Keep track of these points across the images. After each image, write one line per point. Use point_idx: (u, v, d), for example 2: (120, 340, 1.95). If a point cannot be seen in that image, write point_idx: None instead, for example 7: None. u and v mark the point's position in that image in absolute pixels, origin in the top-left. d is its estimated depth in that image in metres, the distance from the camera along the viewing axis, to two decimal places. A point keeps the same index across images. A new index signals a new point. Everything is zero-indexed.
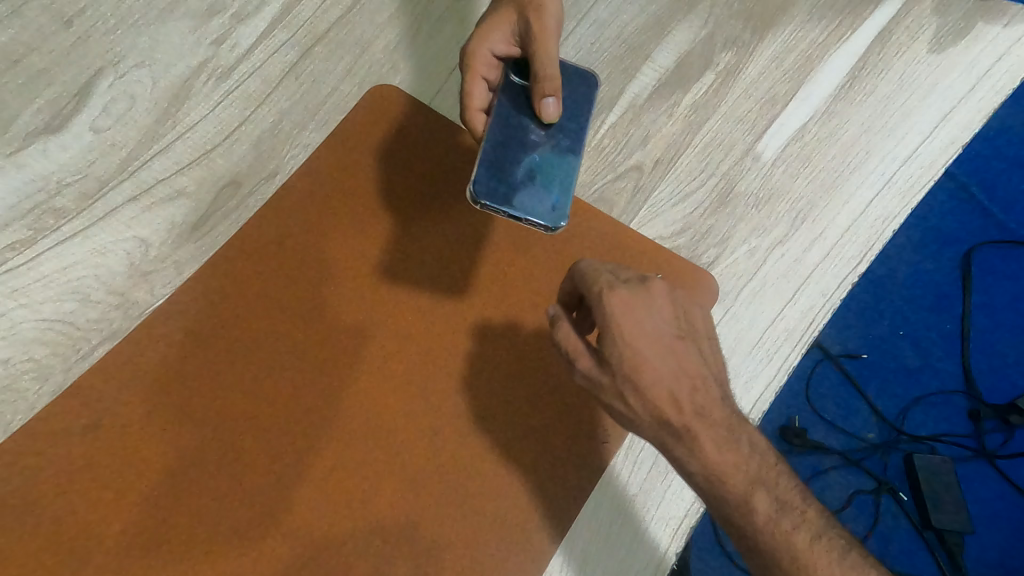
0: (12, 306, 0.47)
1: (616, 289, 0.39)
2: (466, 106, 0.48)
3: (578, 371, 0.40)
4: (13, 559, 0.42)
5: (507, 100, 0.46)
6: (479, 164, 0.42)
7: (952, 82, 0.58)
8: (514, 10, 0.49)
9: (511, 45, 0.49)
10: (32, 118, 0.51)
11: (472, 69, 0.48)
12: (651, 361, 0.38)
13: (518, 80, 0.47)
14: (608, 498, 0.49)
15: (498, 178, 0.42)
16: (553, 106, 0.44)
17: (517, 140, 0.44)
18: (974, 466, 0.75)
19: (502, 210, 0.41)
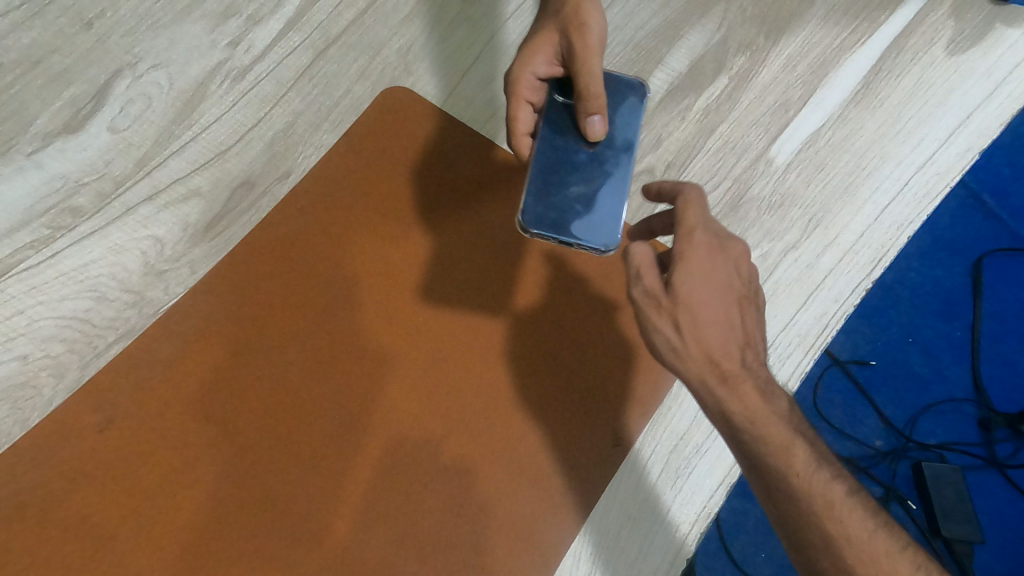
0: (31, 303, 0.48)
1: (705, 233, 0.40)
2: (512, 132, 0.48)
3: (639, 285, 0.40)
4: (38, 551, 0.43)
5: (552, 122, 0.46)
6: (527, 192, 0.44)
7: (969, 88, 0.57)
8: (555, 29, 0.49)
9: (553, 65, 0.49)
10: (52, 118, 0.52)
11: (517, 95, 0.48)
12: (714, 302, 0.39)
13: (563, 101, 0.48)
14: (617, 501, 0.48)
15: (546, 204, 0.43)
16: (600, 124, 0.45)
17: (564, 164, 0.45)
18: (983, 475, 0.75)
19: (553, 237, 0.42)
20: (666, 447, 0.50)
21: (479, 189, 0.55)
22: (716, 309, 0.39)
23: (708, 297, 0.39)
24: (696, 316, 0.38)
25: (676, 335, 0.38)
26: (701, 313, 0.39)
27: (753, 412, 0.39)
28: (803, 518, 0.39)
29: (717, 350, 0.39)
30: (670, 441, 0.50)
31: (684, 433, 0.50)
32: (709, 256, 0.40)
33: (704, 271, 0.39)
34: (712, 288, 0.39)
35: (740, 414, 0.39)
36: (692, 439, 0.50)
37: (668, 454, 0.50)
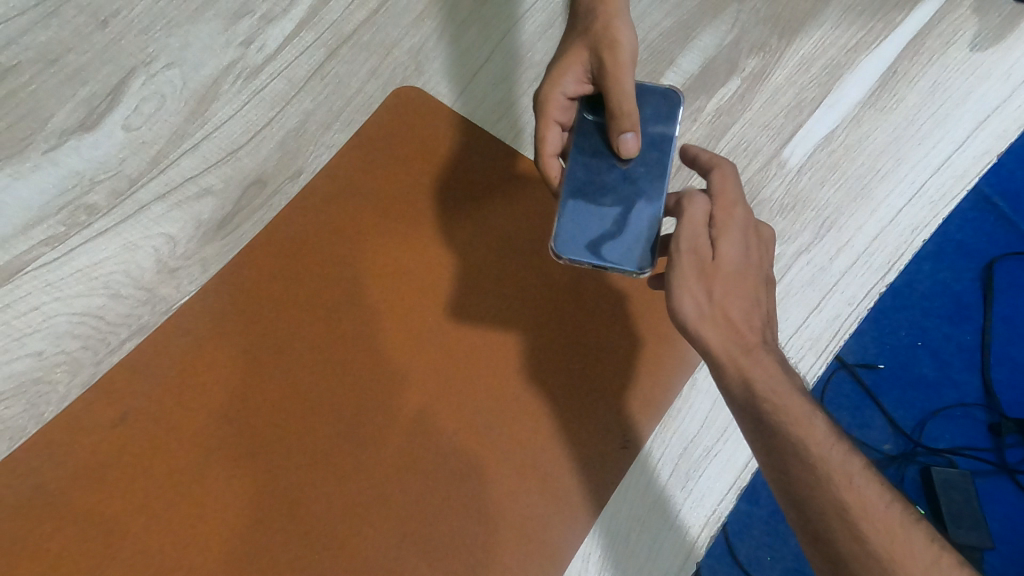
0: (47, 299, 0.48)
1: (744, 210, 0.42)
2: (541, 152, 0.48)
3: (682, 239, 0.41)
4: (53, 544, 0.43)
5: (584, 143, 0.47)
6: (560, 219, 0.45)
7: (987, 91, 0.57)
8: (586, 46, 0.48)
9: (583, 83, 0.48)
10: (67, 116, 0.52)
11: (546, 115, 0.48)
12: (744, 273, 0.41)
13: (595, 120, 0.48)
14: (627, 504, 0.48)
15: (579, 228, 0.45)
16: (633, 141, 0.45)
17: (597, 185, 0.46)
18: (993, 481, 0.73)
19: (587, 261, 0.43)
20: (676, 449, 0.50)
21: (490, 189, 0.55)
22: (746, 279, 0.41)
23: (739, 265, 0.41)
24: (726, 283, 0.40)
25: (706, 297, 0.40)
26: (731, 282, 0.40)
27: (772, 402, 0.38)
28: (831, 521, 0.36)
29: (741, 326, 0.40)
30: (680, 444, 0.50)
31: (695, 436, 0.50)
32: (745, 229, 0.42)
33: (740, 243, 0.41)
34: (744, 258, 0.41)
35: (759, 403, 0.38)
36: (703, 442, 0.50)
37: (678, 456, 0.49)
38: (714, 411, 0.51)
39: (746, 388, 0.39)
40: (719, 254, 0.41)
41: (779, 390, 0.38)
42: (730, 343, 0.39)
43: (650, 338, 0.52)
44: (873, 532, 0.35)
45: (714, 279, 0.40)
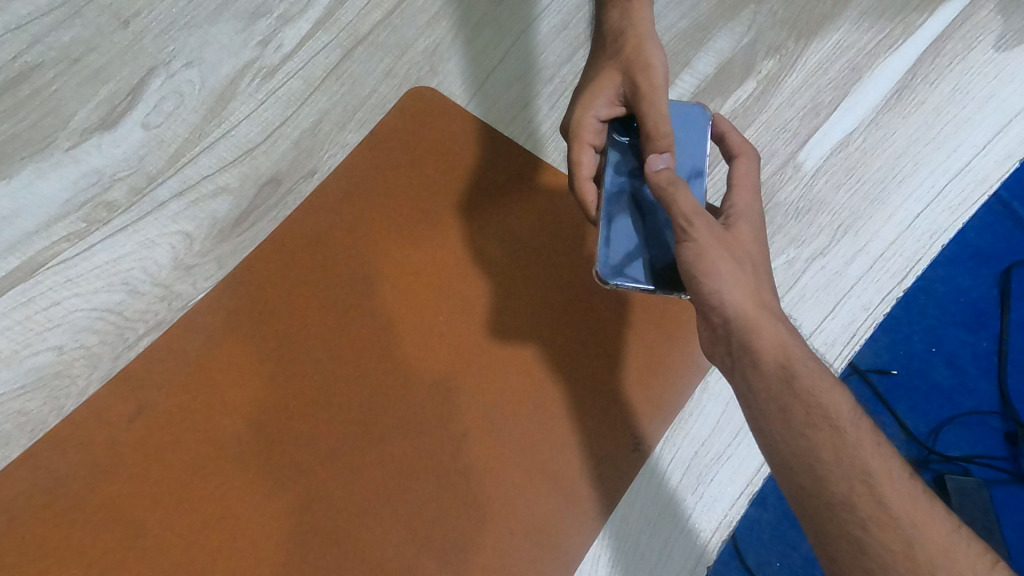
0: (67, 295, 0.49)
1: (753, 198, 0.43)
2: (576, 176, 0.47)
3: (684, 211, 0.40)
4: (67, 535, 0.44)
5: (620, 165, 0.47)
6: (602, 243, 0.44)
7: (1009, 94, 0.56)
8: (618, 70, 0.48)
9: (615, 105, 0.48)
10: (89, 114, 0.53)
11: (580, 139, 0.47)
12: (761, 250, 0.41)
13: (628, 141, 0.48)
14: (638, 506, 0.48)
15: (623, 251, 0.44)
16: (667, 160, 0.44)
17: (637, 205, 0.46)
18: (1010, 490, 0.71)
19: (633, 286, 0.43)
20: (688, 452, 0.49)
21: (502, 189, 0.55)
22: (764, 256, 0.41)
23: (757, 241, 0.41)
24: (749, 255, 0.40)
25: (736, 265, 0.39)
26: (753, 254, 0.40)
27: (806, 400, 0.36)
28: (870, 529, 0.33)
29: (770, 301, 0.39)
30: (691, 448, 0.50)
31: (706, 440, 0.50)
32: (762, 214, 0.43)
33: (754, 222, 0.42)
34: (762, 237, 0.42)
35: (790, 401, 0.36)
36: (714, 446, 0.50)
37: (689, 460, 0.49)
38: (726, 416, 0.50)
39: (774, 385, 0.36)
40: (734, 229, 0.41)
41: (818, 388, 0.36)
42: (762, 310, 0.38)
43: (660, 340, 0.52)
44: (911, 536, 0.33)
45: (737, 249, 0.40)
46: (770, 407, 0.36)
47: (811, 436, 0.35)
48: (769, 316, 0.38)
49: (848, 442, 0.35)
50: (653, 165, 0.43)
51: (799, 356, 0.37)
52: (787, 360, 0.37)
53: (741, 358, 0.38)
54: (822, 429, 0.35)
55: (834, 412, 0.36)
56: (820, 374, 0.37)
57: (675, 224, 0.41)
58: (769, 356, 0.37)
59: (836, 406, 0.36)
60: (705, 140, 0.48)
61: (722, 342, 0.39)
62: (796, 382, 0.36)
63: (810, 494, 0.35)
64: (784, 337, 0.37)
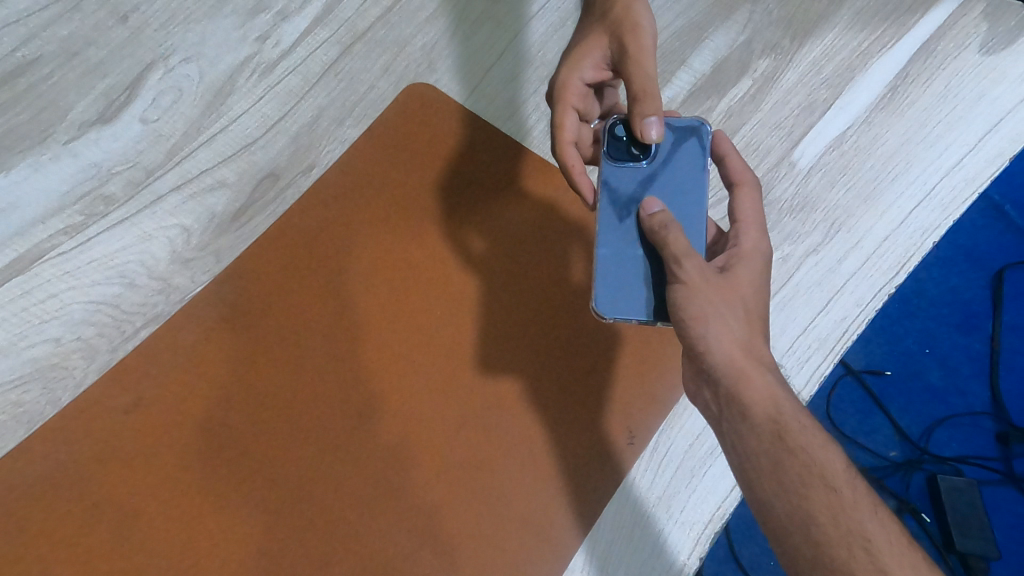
0: (63, 287, 0.49)
1: (751, 234, 0.43)
2: (558, 140, 0.48)
3: (678, 259, 0.40)
4: (61, 529, 0.44)
5: (612, 157, 0.46)
6: (598, 278, 0.44)
7: (1000, 93, 0.57)
8: (605, 32, 0.49)
9: (601, 70, 0.50)
10: (87, 108, 0.53)
11: (563, 101, 0.48)
12: (758, 291, 0.41)
13: (630, 154, 0.46)
14: (630, 500, 0.48)
15: (620, 285, 0.43)
16: (655, 126, 0.44)
17: (635, 229, 0.44)
18: (1000, 490, 0.72)
19: (631, 319, 0.43)
20: (681, 445, 0.50)
21: (499, 184, 0.56)
22: (760, 299, 0.41)
23: (754, 284, 0.41)
24: (742, 298, 0.40)
25: (727, 310, 0.39)
26: (748, 298, 0.40)
27: (798, 457, 0.36)
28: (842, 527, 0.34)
29: (761, 346, 0.39)
30: (685, 441, 0.50)
31: (700, 434, 0.50)
32: (765, 255, 0.43)
33: (754, 265, 0.42)
34: (760, 279, 0.42)
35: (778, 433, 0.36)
36: (708, 439, 0.50)
37: (683, 454, 0.49)
38: None
39: (764, 439, 0.37)
40: (731, 272, 0.41)
41: (810, 444, 0.36)
42: (752, 361, 0.38)
43: (654, 335, 0.53)
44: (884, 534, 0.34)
45: (731, 294, 0.39)
46: (761, 461, 0.37)
47: (806, 488, 0.35)
48: (760, 366, 0.38)
49: (846, 503, 0.35)
50: (649, 208, 0.43)
51: (789, 410, 0.37)
52: (778, 415, 0.37)
53: (729, 407, 0.38)
54: (813, 459, 0.36)
55: (829, 472, 0.36)
56: (812, 431, 0.37)
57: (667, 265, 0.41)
58: (760, 408, 0.37)
59: (832, 466, 0.36)
60: (704, 155, 0.46)
61: (707, 383, 0.40)
62: (788, 439, 0.36)
63: (806, 556, 0.34)
64: (773, 388, 0.38)
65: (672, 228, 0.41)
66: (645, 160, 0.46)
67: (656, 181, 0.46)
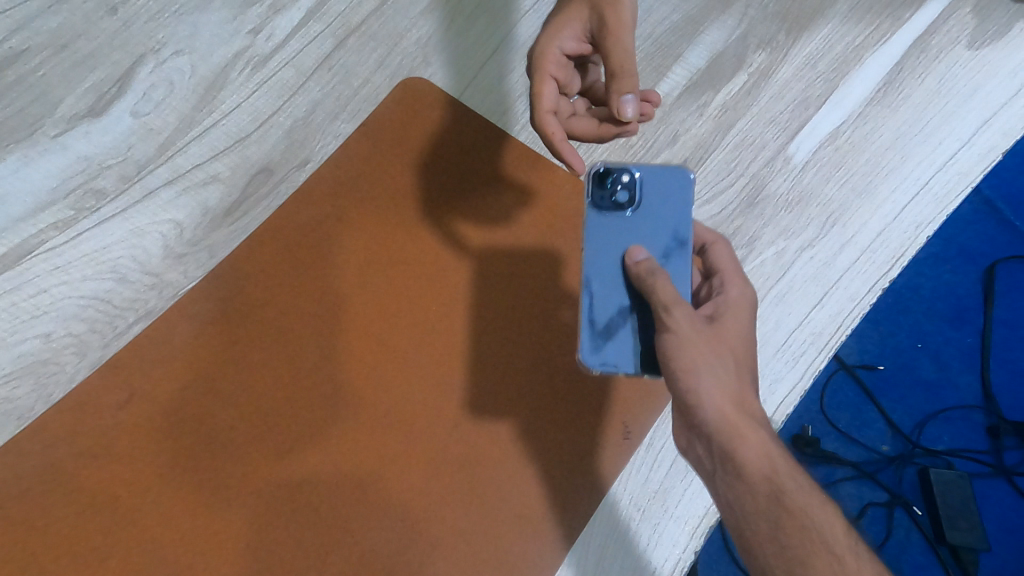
0: (54, 282, 0.48)
1: (735, 286, 0.42)
2: (536, 109, 0.46)
3: (669, 309, 0.38)
4: (54, 525, 0.44)
5: (596, 206, 0.44)
6: (585, 330, 0.43)
7: (994, 88, 0.57)
8: (586, 4, 0.48)
9: (582, 41, 0.49)
10: (77, 101, 0.53)
11: (541, 69, 0.47)
12: (748, 344, 0.40)
13: (614, 203, 0.44)
14: (627, 496, 0.48)
15: (605, 334, 0.42)
16: (632, 105, 0.43)
17: (621, 277, 0.43)
18: (990, 483, 0.73)
19: (618, 372, 0.42)
20: None
21: (494, 178, 0.55)
22: (749, 351, 0.40)
23: (744, 335, 0.40)
24: (732, 350, 0.38)
25: (717, 362, 0.37)
26: (738, 350, 0.38)
27: (798, 519, 0.34)
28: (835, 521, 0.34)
29: (754, 401, 0.37)
30: None
31: None
32: (752, 304, 0.42)
33: (742, 316, 0.41)
34: (749, 332, 0.40)
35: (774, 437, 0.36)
36: None
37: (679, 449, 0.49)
38: None
39: (761, 501, 0.34)
40: (719, 322, 0.40)
41: (809, 505, 0.34)
42: (743, 417, 0.36)
43: None
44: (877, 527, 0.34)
45: (721, 345, 0.38)
46: (761, 524, 0.34)
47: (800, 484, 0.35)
48: (753, 422, 0.36)
49: (846, 556, 0.33)
50: (635, 256, 0.42)
51: (785, 469, 0.35)
52: (774, 475, 0.35)
53: (723, 464, 0.36)
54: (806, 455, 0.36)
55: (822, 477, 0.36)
56: (809, 490, 0.35)
57: (656, 314, 0.39)
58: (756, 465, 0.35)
59: (833, 529, 0.34)
60: (689, 201, 0.44)
61: (699, 440, 0.37)
62: (786, 500, 0.34)
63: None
64: (768, 446, 0.36)
65: (659, 277, 0.40)
66: (630, 208, 0.44)
67: (641, 229, 0.44)
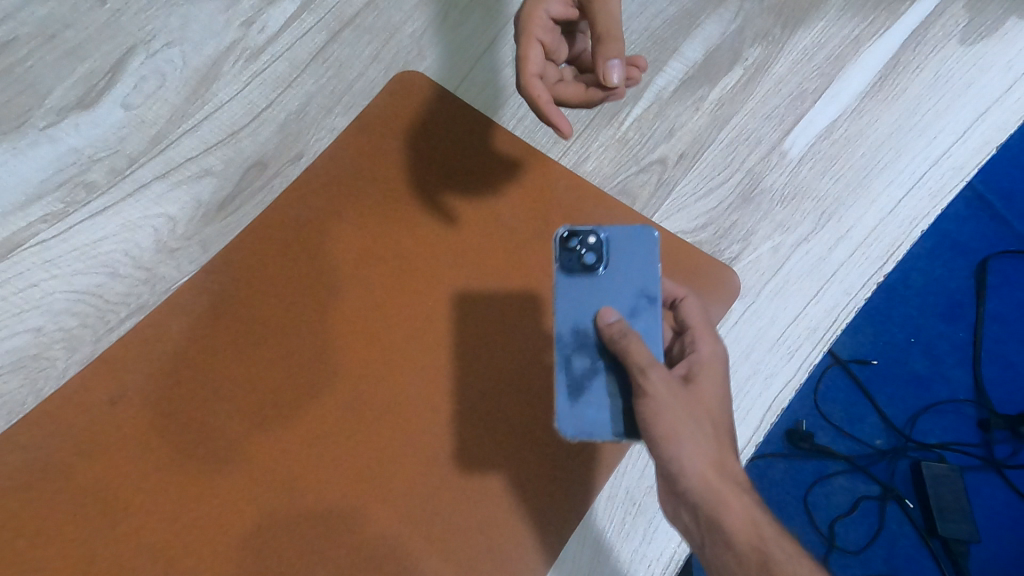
0: (45, 276, 0.48)
1: (707, 343, 0.42)
2: (521, 71, 0.43)
3: (644, 374, 0.37)
4: (47, 520, 0.44)
5: (564, 269, 0.43)
6: (560, 398, 0.41)
7: (988, 82, 0.57)
8: None
9: (568, 7, 0.47)
10: (65, 93, 0.52)
11: (528, 32, 0.45)
12: (725, 404, 0.39)
13: (583, 263, 0.43)
14: (623, 490, 0.48)
15: (579, 401, 0.41)
16: (617, 69, 0.42)
17: (592, 339, 0.42)
18: (982, 476, 0.73)
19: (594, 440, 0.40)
20: None
21: (490, 173, 0.55)
22: (728, 411, 0.39)
23: (720, 394, 0.39)
24: (710, 412, 0.38)
25: (696, 426, 0.36)
26: (716, 412, 0.38)
27: None
28: None
29: (735, 464, 0.37)
30: None
31: None
32: (725, 359, 0.42)
33: (716, 373, 0.40)
34: (725, 389, 0.40)
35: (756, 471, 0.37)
36: None
37: None
38: None
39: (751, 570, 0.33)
40: (695, 382, 0.39)
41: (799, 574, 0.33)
42: (726, 483, 0.35)
43: None
44: None
45: (699, 407, 0.37)
46: None
47: None
48: (736, 487, 0.36)
49: None
50: (606, 318, 0.41)
51: (772, 536, 0.35)
52: (760, 542, 0.34)
53: (710, 535, 0.35)
54: None
55: None
56: (799, 559, 0.34)
57: (632, 376, 0.38)
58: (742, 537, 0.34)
59: None
60: (658, 258, 0.43)
61: (686, 510, 0.36)
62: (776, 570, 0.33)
63: None
64: (752, 510, 0.35)
65: (632, 339, 0.39)
66: (600, 268, 0.43)
67: (610, 289, 0.43)
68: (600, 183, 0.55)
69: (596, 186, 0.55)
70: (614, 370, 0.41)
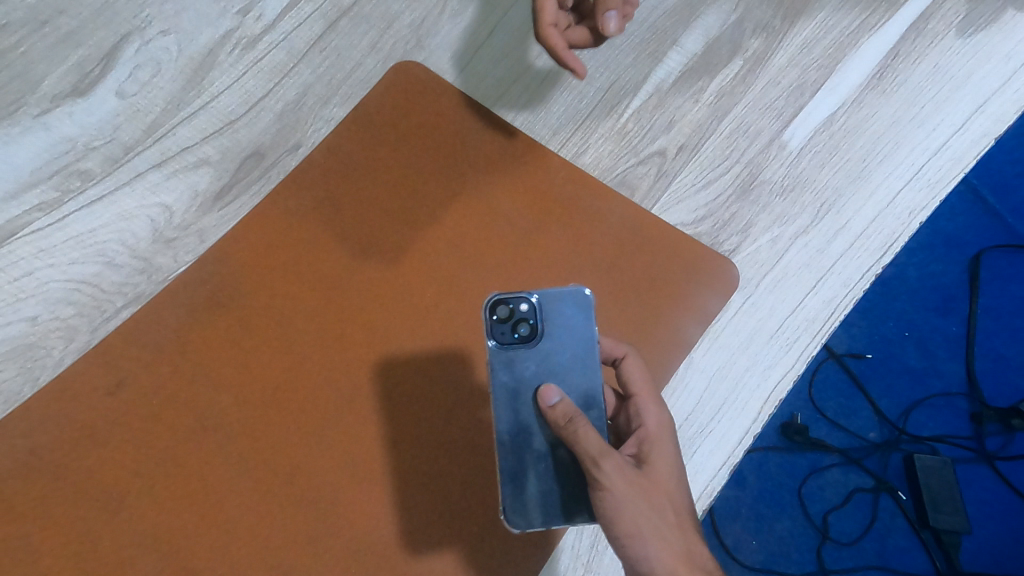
0: (40, 265, 0.48)
1: (651, 413, 0.41)
2: (539, 23, 0.46)
3: (600, 466, 0.36)
4: (43, 510, 0.43)
5: (496, 347, 0.41)
6: (502, 486, 0.39)
7: (986, 74, 0.57)
8: None
9: None
10: (59, 81, 0.51)
11: None
12: (679, 481, 0.39)
13: (518, 337, 0.41)
14: (590, 572, 0.48)
15: (521, 488, 0.39)
16: (615, 19, 0.43)
17: (535, 417, 0.40)
18: (973, 468, 0.74)
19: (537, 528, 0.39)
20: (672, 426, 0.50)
21: (489, 164, 0.55)
22: (683, 486, 0.39)
23: (674, 471, 0.39)
24: (668, 495, 0.37)
25: (656, 515, 0.36)
26: (673, 494, 0.38)
27: None
28: None
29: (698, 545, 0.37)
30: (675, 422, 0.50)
31: (690, 414, 0.51)
32: (671, 428, 0.41)
33: (665, 447, 0.40)
34: (677, 463, 0.40)
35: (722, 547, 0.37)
36: (698, 419, 0.51)
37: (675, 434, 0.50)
38: (711, 389, 0.51)
39: None
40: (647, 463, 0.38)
41: None
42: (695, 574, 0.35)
43: (646, 312, 0.52)
44: None
45: (656, 493, 0.37)
46: None
47: None
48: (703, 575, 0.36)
49: None
50: (547, 399, 0.39)
51: None
52: None
53: None
54: None
55: None
56: None
57: (585, 466, 0.36)
58: None
59: None
60: (594, 322, 0.41)
61: None
62: None
63: None
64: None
65: (579, 424, 0.37)
66: (535, 337, 0.41)
67: (551, 359, 0.41)
68: (598, 175, 0.55)
69: (595, 177, 0.55)
70: (562, 449, 0.40)
